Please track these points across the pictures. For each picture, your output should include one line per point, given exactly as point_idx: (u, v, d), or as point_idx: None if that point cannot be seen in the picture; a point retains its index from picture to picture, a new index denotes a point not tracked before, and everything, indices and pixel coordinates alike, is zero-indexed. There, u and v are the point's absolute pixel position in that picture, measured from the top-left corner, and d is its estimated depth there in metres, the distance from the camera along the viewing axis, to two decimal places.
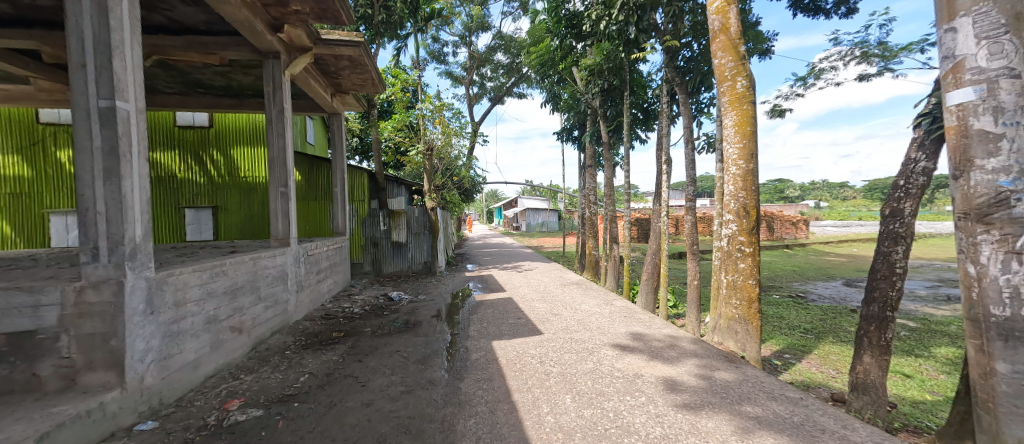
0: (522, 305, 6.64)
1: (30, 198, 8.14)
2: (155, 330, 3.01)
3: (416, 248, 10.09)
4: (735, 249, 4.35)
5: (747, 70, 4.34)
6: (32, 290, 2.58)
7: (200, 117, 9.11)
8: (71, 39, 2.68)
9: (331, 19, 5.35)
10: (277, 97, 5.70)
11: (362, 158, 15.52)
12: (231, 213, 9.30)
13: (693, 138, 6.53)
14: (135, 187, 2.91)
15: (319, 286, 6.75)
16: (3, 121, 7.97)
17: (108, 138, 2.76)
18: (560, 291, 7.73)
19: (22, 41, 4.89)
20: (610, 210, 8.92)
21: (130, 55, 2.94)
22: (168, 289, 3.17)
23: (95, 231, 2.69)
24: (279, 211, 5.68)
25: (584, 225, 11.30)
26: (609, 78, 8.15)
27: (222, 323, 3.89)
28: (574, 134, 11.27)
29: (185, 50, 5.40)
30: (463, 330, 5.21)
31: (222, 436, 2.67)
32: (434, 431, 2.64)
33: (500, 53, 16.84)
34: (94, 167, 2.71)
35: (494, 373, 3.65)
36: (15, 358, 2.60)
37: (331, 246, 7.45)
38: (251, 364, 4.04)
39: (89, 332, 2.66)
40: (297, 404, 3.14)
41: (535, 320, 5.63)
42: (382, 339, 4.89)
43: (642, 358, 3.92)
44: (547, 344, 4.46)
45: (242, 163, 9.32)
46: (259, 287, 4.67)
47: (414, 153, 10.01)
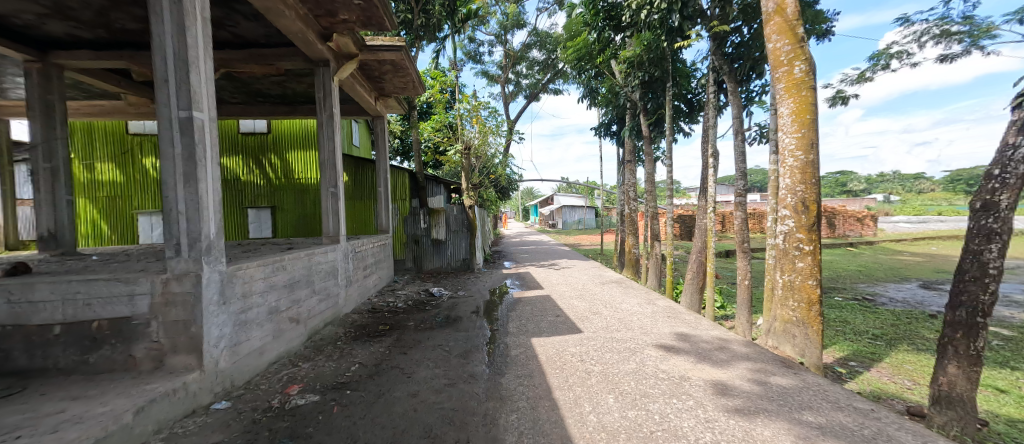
0: (560, 303, 6.59)
1: (123, 200, 9.23)
2: (227, 319, 3.32)
3: (454, 246, 10.33)
4: (792, 247, 4.04)
5: (807, 53, 4.00)
6: (127, 280, 2.93)
7: (259, 124, 9.87)
8: (156, 57, 3.01)
9: (375, 26, 5.61)
10: (327, 102, 6.03)
11: (403, 158, 16.11)
12: (287, 213, 10.01)
13: (743, 128, 6.15)
14: (209, 189, 3.22)
15: (365, 281, 7.11)
16: (103, 133, 9.10)
17: (186, 145, 3.06)
18: (599, 290, 7.61)
19: (116, 62, 5.55)
20: (652, 206, 8.57)
21: (204, 71, 3.24)
22: (237, 282, 3.48)
23: (177, 229, 3.03)
24: (329, 210, 6.01)
25: (623, 223, 11.00)
26: (650, 69, 7.86)
27: (282, 314, 4.21)
28: (612, 129, 11.00)
29: (246, 62, 5.89)
30: (502, 327, 5.28)
31: (285, 417, 2.90)
32: (477, 424, 2.69)
33: (536, 50, 16.79)
34: (177, 173, 3.03)
35: (534, 370, 3.67)
36: (115, 340, 2.94)
37: (375, 243, 7.81)
38: (307, 353, 4.34)
39: (174, 319, 2.98)
40: (349, 391, 3.34)
41: (573, 318, 5.58)
42: (425, 334, 5.06)
43: (689, 360, 3.76)
44: (588, 343, 4.40)
45: (296, 165, 9.97)
46: (314, 282, 5.00)
47: (452, 153, 10.24)
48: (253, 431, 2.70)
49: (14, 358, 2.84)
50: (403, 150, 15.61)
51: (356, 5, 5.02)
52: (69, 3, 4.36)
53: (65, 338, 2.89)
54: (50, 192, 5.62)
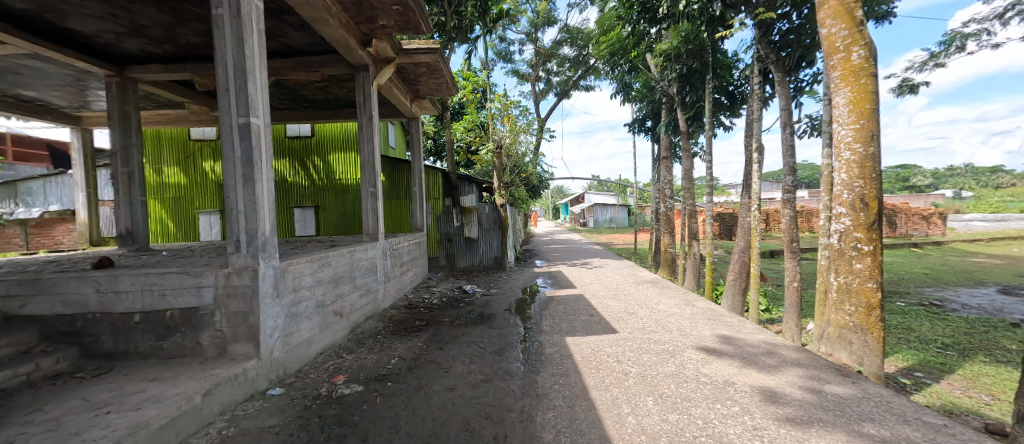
0: (593, 303, 6.50)
1: (187, 201, 10.09)
2: (280, 311, 3.55)
3: (486, 244, 10.45)
4: (849, 246, 3.76)
5: (866, 37, 3.70)
6: (194, 274, 3.20)
7: (304, 128, 10.43)
8: (219, 68, 3.27)
9: (412, 30, 5.77)
10: (367, 105, 6.28)
11: (436, 158, 16.47)
12: (329, 212, 10.52)
13: (792, 121, 5.78)
14: (264, 190, 3.46)
15: (402, 277, 7.35)
16: (169, 139, 9.98)
17: (244, 149, 3.31)
18: (634, 290, 7.43)
19: (181, 74, 6.05)
20: (690, 204, 8.25)
21: (259, 79, 3.48)
22: (288, 277, 3.72)
23: (237, 226, 3.28)
24: (369, 209, 6.27)
25: (658, 221, 10.68)
26: (688, 62, 7.56)
27: (327, 308, 4.44)
28: (647, 125, 10.68)
29: (294, 70, 6.24)
30: (536, 325, 5.29)
31: (333, 405, 3.07)
32: (514, 420, 2.72)
33: (567, 47, 16.60)
34: (236, 175, 3.28)
35: (570, 369, 3.65)
36: (185, 328, 3.23)
37: (411, 241, 8.05)
38: (350, 346, 4.56)
39: (235, 310, 3.23)
40: (390, 383, 3.48)
41: (608, 317, 5.49)
42: (460, 330, 5.16)
43: (733, 364, 3.59)
44: (624, 344, 4.32)
45: (337, 166, 10.46)
46: (355, 278, 5.23)
47: (484, 152, 10.37)
48: (305, 416, 2.88)
49: (102, 342, 3.17)
50: (436, 150, 15.97)
51: (395, 10, 5.20)
52: (143, 21, 4.80)
53: (144, 325, 3.20)
54: (127, 195, 6.24)
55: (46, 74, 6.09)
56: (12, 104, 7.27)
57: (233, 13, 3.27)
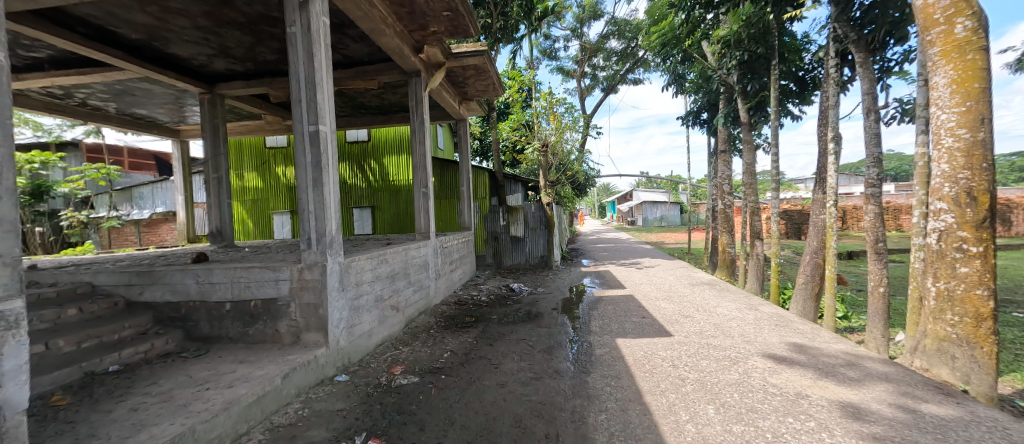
0: (645, 304, 6.26)
1: (263, 203, 11.19)
2: (345, 304, 3.83)
3: (532, 243, 10.47)
4: (952, 248, 3.28)
5: (975, 4, 3.19)
6: (274, 268, 3.54)
7: (362, 133, 11.12)
8: (292, 82, 3.59)
9: (461, 34, 5.94)
10: (419, 109, 6.54)
11: (483, 159, 16.77)
12: (385, 212, 11.13)
13: (876, 106, 5.15)
14: (331, 192, 3.74)
15: (452, 275, 7.60)
16: (249, 147, 11.15)
17: (314, 154, 3.61)
18: (689, 291, 7.05)
19: (261, 88, 6.69)
20: (752, 201, 7.64)
21: (327, 89, 3.77)
22: (352, 272, 3.99)
23: (309, 225, 3.59)
24: (421, 208, 6.54)
25: (715, 219, 10.02)
26: (751, 47, 6.99)
27: (385, 302, 4.71)
28: (702, 117, 10.07)
29: (354, 78, 6.64)
30: (584, 325, 5.21)
31: (393, 393, 3.26)
32: (566, 420, 2.71)
33: (614, 40, 16.10)
34: (308, 179, 3.59)
35: (621, 371, 3.55)
36: (266, 317, 3.60)
37: (459, 239, 8.29)
38: (406, 339, 4.80)
39: (307, 302, 3.54)
40: (444, 376, 3.62)
41: (661, 320, 5.26)
42: (509, 327, 5.23)
43: (806, 375, 3.29)
44: (680, 348, 4.12)
45: (391, 168, 11.03)
46: (410, 274, 5.49)
47: (530, 151, 10.38)
48: (368, 402, 3.09)
49: (201, 327, 3.62)
50: (482, 151, 16.27)
51: (445, 16, 5.37)
52: (229, 43, 5.38)
53: (233, 313, 3.61)
54: (217, 198, 7.06)
55: (154, 94, 7.05)
56: (129, 121, 8.51)
57: (305, 31, 3.59)
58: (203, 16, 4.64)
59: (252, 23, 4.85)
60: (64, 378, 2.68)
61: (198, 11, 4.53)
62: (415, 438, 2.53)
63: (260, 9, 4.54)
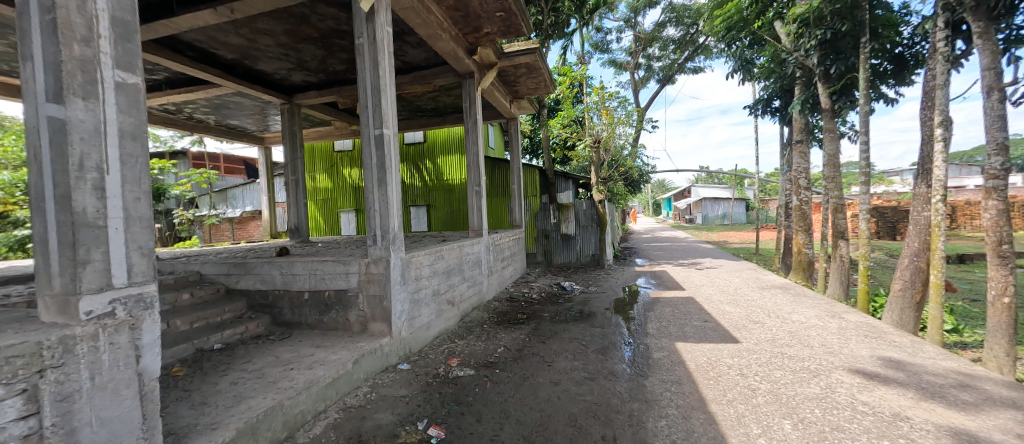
0: (707, 307, 5.89)
1: (332, 202, 12.18)
2: (406, 297, 4.05)
3: (584, 241, 10.30)
4: None
5: None
6: (344, 262, 3.84)
7: (418, 135, 11.65)
8: (360, 89, 3.87)
9: (513, 33, 5.98)
10: (472, 110, 6.70)
11: (533, 156, 16.78)
12: (439, 210, 11.58)
13: (1001, 84, 4.34)
14: (394, 191, 3.98)
15: (503, 271, 7.72)
16: (320, 151, 12.19)
17: (379, 157, 3.87)
18: (757, 295, 6.50)
19: (331, 96, 7.27)
20: (835, 197, 6.83)
21: (390, 95, 4.00)
22: (412, 267, 4.21)
23: (374, 223, 3.84)
24: (475, 206, 6.72)
25: (789, 216, 9.11)
26: (834, 24, 6.24)
27: (442, 297, 4.91)
28: (774, 105, 9.19)
29: (412, 83, 6.96)
30: (640, 327, 5.02)
31: (450, 384, 3.40)
32: (623, 423, 2.65)
33: (671, 28, 15.22)
34: (374, 179, 3.84)
35: (682, 377, 3.38)
36: (338, 307, 3.91)
37: (511, 237, 8.39)
38: (461, 332, 4.97)
39: (373, 293, 3.80)
40: (498, 370, 3.70)
41: (726, 325, 4.91)
42: (561, 326, 5.20)
43: (904, 395, 2.90)
44: (749, 355, 3.82)
45: (446, 168, 11.43)
46: (464, 270, 5.67)
47: (581, 148, 10.20)
48: (428, 391, 3.25)
49: (284, 314, 4.04)
50: (533, 148, 16.29)
51: (498, 17, 5.45)
52: (305, 57, 5.91)
53: (311, 302, 3.97)
54: (295, 197, 7.81)
55: (244, 106, 7.95)
56: (224, 131, 9.68)
57: (371, 41, 3.85)
58: (284, 34, 5.14)
59: (324, 37, 5.28)
60: (180, 352, 3.14)
61: (280, 30, 5.03)
62: (473, 429, 2.62)
63: (332, 23, 4.91)
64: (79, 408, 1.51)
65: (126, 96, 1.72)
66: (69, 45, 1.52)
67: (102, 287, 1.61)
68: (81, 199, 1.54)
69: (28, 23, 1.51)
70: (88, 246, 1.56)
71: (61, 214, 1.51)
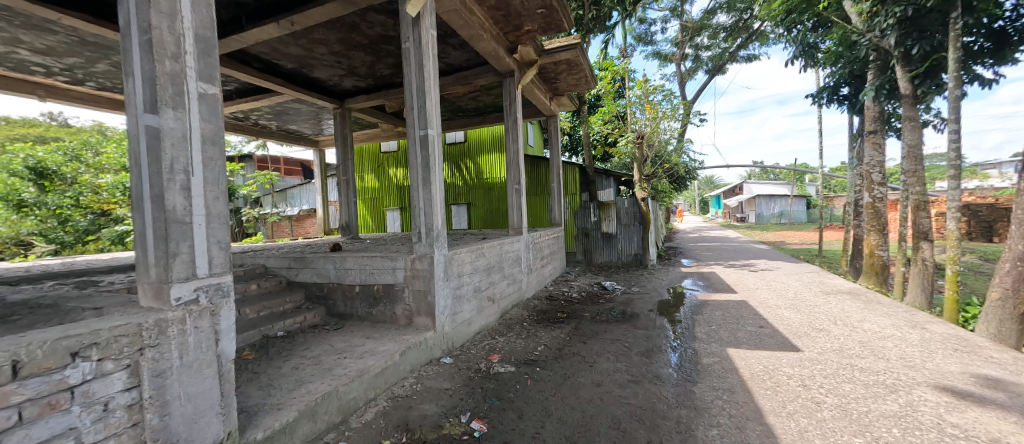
0: (762, 312, 5.51)
1: (379, 201, 12.77)
2: (449, 293, 4.17)
3: (625, 240, 10.01)
4: None
5: None
6: (391, 258, 4.01)
7: (459, 135, 11.90)
8: (407, 91, 4.02)
9: (554, 29, 5.92)
10: (513, 109, 6.73)
11: (573, 154, 16.56)
12: (479, 209, 11.75)
13: None
14: (438, 190, 4.10)
15: (543, 270, 7.71)
16: (368, 153, 12.82)
17: (424, 156, 4.01)
18: (821, 301, 5.97)
19: (378, 100, 7.60)
20: (916, 193, 6.11)
21: (434, 96, 4.12)
22: (454, 264, 4.32)
23: (419, 220, 3.98)
24: (515, 205, 6.76)
25: (859, 215, 8.28)
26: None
27: (483, 293, 5.00)
28: (842, 92, 8.38)
29: (454, 84, 7.11)
30: (687, 330, 4.80)
31: (492, 379, 3.45)
32: (670, 429, 2.55)
33: (722, 14, 14.34)
34: (419, 178, 3.99)
35: (735, 385, 3.19)
36: (386, 301, 4.10)
37: (550, 235, 8.35)
38: (501, 329, 5.03)
39: (418, 289, 3.94)
40: (539, 368, 3.70)
41: (784, 331, 4.56)
42: (602, 326, 5.10)
43: (1005, 419, 2.54)
44: (812, 365, 3.53)
45: (486, 167, 11.59)
46: (504, 268, 5.73)
47: (623, 144, 9.92)
48: (471, 385, 3.32)
49: (337, 305, 4.30)
50: (572, 145, 16.07)
51: (539, 14, 5.43)
52: (355, 63, 6.23)
53: (361, 295, 4.20)
54: (346, 196, 8.27)
55: (301, 112, 8.54)
56: (284, 136, 10.47)
57: (417, 44, 3.98)
58: (337, 42, 5.44)
59: (373, 44, 5.54)
60: (249, 338, 3.46)
61: (334, 39, 5.34)
62: (515, 425, 2.64)
63: (380, 30, 5.14)
64: (171, 384, 1.71)
65: (207, 106, 1.90)
66: (162, 62, 1.71)
67: (188, 276, 1.80)
68: (171, 199, 1.73)
69: (130, 44, 1.72)
70: (177, 240, 1.76)
71: (156, 211, 1.72)
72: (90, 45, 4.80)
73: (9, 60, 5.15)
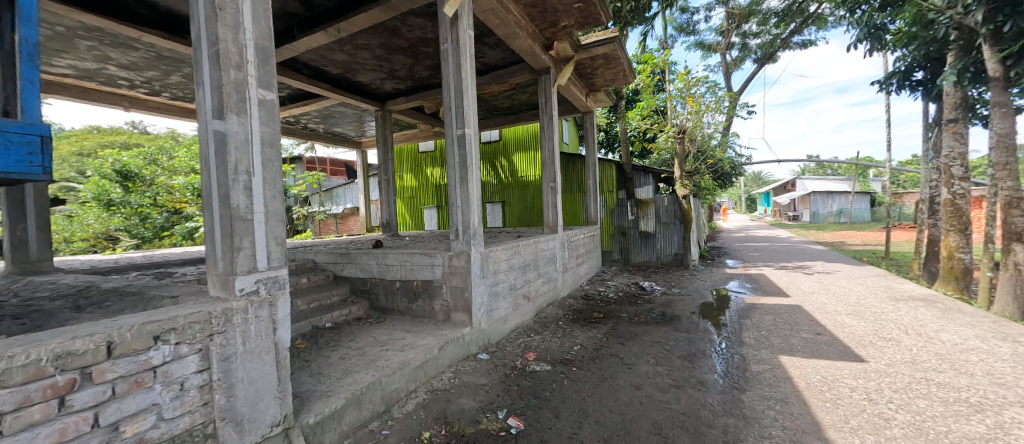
0: (818, 318, 5.11)
1: (417, 199, 13.16)
2: (485, 290, 4.22)
3: (665, 239, 9.65)
4: None
5: None
6: (430, 254, 4.12)
7: (494, 134, 12.00)
8: (445, 91, 4.10)
9: (591, 23, 5.80)
10: (548, 106, 6.68)
11: (609, 151, 16.19)
12: (514, 207, 11.78)
13: None
14: (475, 188, 4.15)
15: (578, 269, 7.61)
16: (407, 153, 13.24)
17: (461, 155, 4.08)
18: (888, 308, 5.44)
19: (417, 101, 7.82)
20: (1007, 188, 5.41)
21: (471, 95, 4.17)
22: (490, 262, 4.36)
23: (457, 218, 4.06)
24: (550, 203, 6.71)
25: (935, 213, 7.45)
26: None
27: (518, 291, 5.02)
28: (914, 77, 7.57)
29: (490, 83, 7.17)
30: (733, 335, 4.56)
31: (528, 377, 3.45)
32: (716, 438, 2.43)
33: None
34: (457, 177, 4.07)
35: (789, 395, 2.99)
36: (425, 296, 4.22)
37: (586, 233, 8.21)
38: (537, 327, 5.02)
39: (456, 285, 4.02)
40: (576, 368, 3.65)
41: (845, 340, 4.21)
42: (641, 328, 4.95)
43: None
44: (878, 378, 3.23)
45: (520, 165, 11.61)
46: (540, 266, 5.72)
47: (663, 140, 9.56)
48: (507, 382, 3.34)
49: (380, 300, 4.49)
50: (609, 142, 15.72)
51: (576, 8, 5.34)
52: (396, 66, 6.45)
53: (401, 290, 4.34)
54: (387, 195, 8.58)
55: (346, 115, 8.96)
56: (330, 138, 11.04)
57: (455, 45, 4.05)
58: (379, 47, 5.66)
59: (412, 46, 5.70)
60: (301, 328, 3.69)
61: (376, 44, 5.56)
62: (552, 424, 2.63)
63: (419, 33, 5.28)
64: (236, 368, 1.86)
65: (266, 111, 2.04)
66: (227, 71, 1.86)
67: (250, 269, 1.95)
68: (235, 197, 1.88)
69: (200, 56, 1.88)
70: (241, 236, 1.91)
71: (223, 209, 1.87)
72: (165, 59, 5.31)
73: (101, 76, 5.81)
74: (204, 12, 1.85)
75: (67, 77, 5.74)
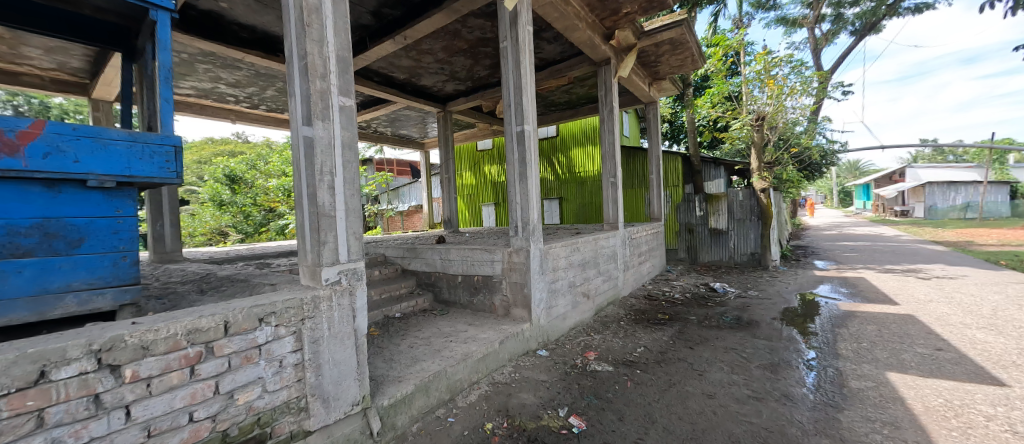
0: (935, 331, 4.35)
1: (476, 197, 13.53)
2: (544, 287, 4.21)
3: (739, 237, 8.88)
4: None
5: None
6: (490, 250, 4.21)
7: (552, 130, 11.92)
8: (505, 89, 4.15)
9: (656, 7, 5.49)
10: (608, 98, 6.45)
11: (674, 143, 15.23)
12: (572, 203, 11.59)
13: None
14: (533, 185, 4.15)
15: (640, 267, 7.28)
16: (467, 152, 13.66)
17: (520, 151, 4.11)
18: None
19: (476, 100, 8.01)
20: None
21: (530, 91, 4.17)
22: (549, 259, 4.35)
23: (516, 214, 4.10)
24: (610, 199, 6.48)
25: None
26: None
27: (578, 289, 4.94)
28: None
29: (548, 78, 7.11)
30: (824, 345, 4.06)
31: (588, 377, 3.39)
32: None
33: None
34: (516, 173, 4.10)
35: (900, 418, 2.59)
36: (485, 291, 4.32)
37: (648, 230, 7.83)
38: (597, 326, 4.90)
39: (515, 281, 4.07)
40: (639, 371, 3.51)
41: (976, 359, 3.52)
42: (712, 332, 4.60)
43: None
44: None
45: (578, 160, 11.40)
46: (600, 263, 5.57)
47: (737, 129, 8.77)
48: (567, 380, 3.32)
49: (443, 293, 4.69)
50: (674, 133, 14.79)
51: None
52: (457, 68, 6.67)
53: (463, 284, 4.50)
54: (448, 193, 8.94)
55: (411, 117, 9.48)
56: (397, 140, 11.77)
57: (514, 43, 4.07)
58: (442, 50, 5.89)
59: (472, 47, 5.85)
60: (374, 317, 4.00)
61: (439, 47, 5.79)
62: (616, 427, 2.56)
63: (479, 33, 5.40)
64: (323, 350, 2.07)
65: (345, 116, 2.22)
66: (313, 82, 2.06)
67: (334, 261, 2.14)
68: (321, 196, 2.08)
69: (291, 70, 2.10)
70: (326, 231, 2.11)
71: (312, 207, 2.08)
72: (262, 76, 6.04)
73: (213, 94, 6.78)
74: (295, 30, 2.06)
75: (189, 96, 6.79)
